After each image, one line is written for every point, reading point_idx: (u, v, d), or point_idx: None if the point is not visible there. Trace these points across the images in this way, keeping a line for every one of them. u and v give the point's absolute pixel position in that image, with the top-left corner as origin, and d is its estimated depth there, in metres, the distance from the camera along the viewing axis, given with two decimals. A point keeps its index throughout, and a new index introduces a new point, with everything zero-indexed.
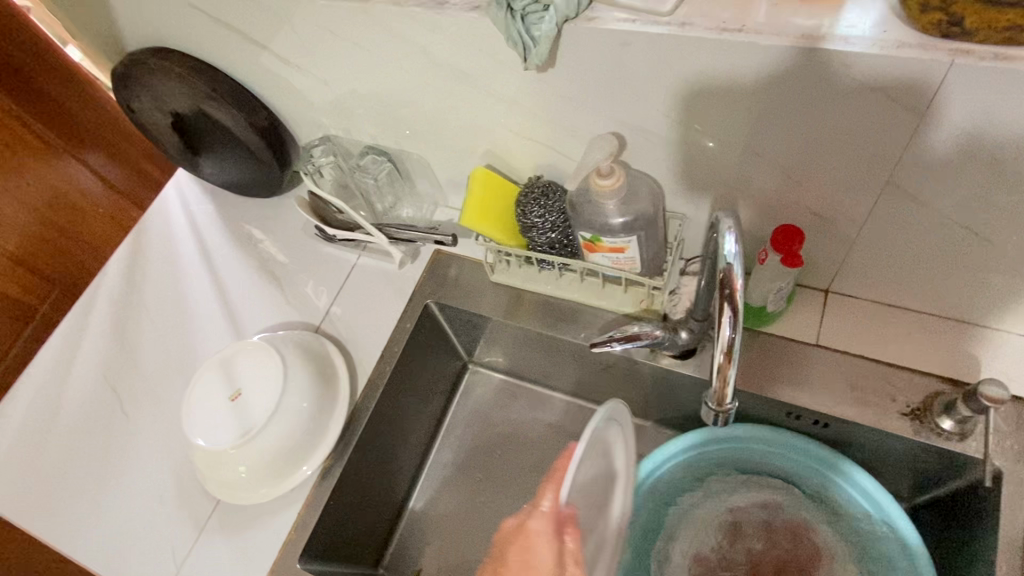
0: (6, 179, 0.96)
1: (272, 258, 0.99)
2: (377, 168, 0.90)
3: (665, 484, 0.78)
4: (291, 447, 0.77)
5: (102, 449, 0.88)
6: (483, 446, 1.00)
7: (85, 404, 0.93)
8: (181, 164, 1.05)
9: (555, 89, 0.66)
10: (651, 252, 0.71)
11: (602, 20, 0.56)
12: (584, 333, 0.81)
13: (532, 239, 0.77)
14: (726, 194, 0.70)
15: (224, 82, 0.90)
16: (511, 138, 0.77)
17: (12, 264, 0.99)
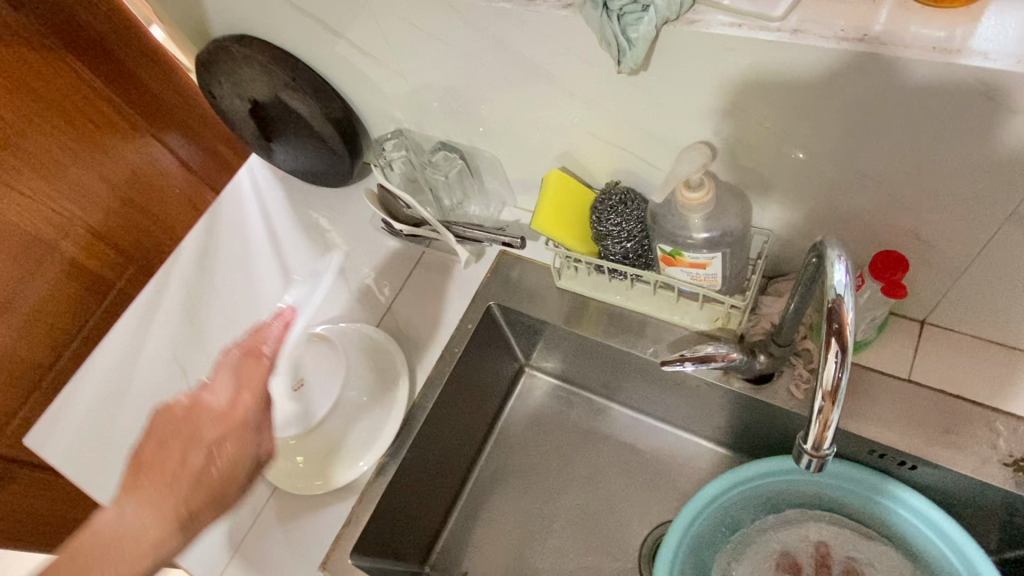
0: (92, 159, 1.00)
1: (338, 249, 0.99)
2: (449, 165, 0.90)
3: (726, 513, 0.75)
4: (348, 442, 0.79)
5: None
6: (537, 452, 0.99)
7: (156, 381, 0.96)
8: (256, 150, 1.06)
9: (645, 92, 0.62)
10: (733, 270, 0.67)
11: (706, 24, 0.52)
12: (652, 348, 0.78)
13: (605, 247, 0.74)
14: (820, 213, 0.65)
15: (303, 72, 0.90)
16: (590, 142, 0.74)
17: (94, 240, 1.03)
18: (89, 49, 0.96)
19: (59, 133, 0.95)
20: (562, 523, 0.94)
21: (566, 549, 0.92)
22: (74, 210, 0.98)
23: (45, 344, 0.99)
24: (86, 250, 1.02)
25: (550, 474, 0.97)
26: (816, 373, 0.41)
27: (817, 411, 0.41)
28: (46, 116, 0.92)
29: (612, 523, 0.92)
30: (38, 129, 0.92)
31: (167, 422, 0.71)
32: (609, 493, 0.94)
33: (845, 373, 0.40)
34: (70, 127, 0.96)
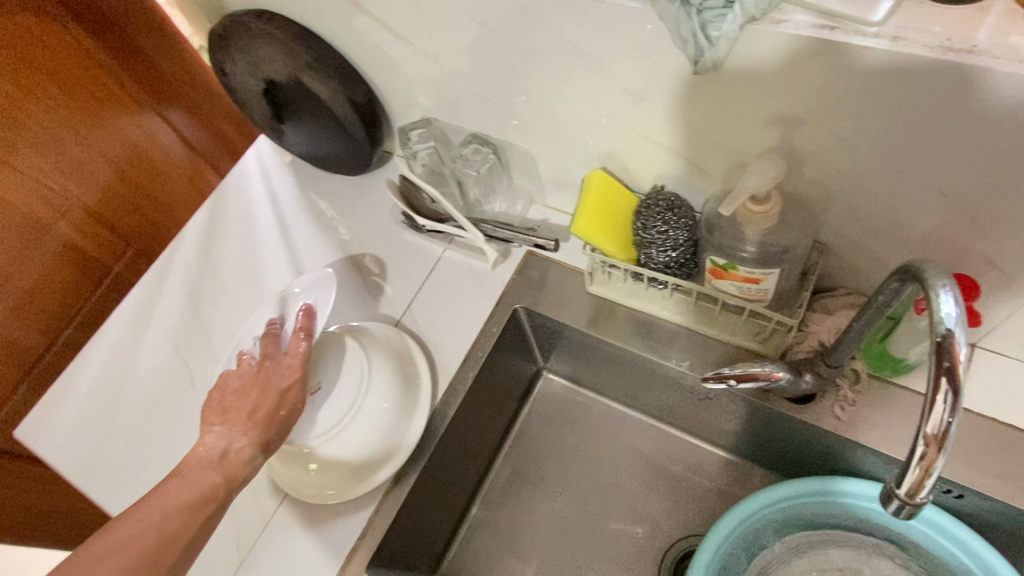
0: (92, 134, 0.93)
1: (353, 242, 0.94)
2: (478, 159, 0.85)
3: (757, 531, 0.71)
4: (369, 450, 0.73)
5: (171, 421, 0.87)
6: (552, 460, 0.96)
7: (156, 374, 0.91)
8: (267, 133, 1.01)
9: (710, 94, 0.58)
10: (784, 286, 0.65)
11: (793, 24, 0.49)
12: (688, 361, 0.75)
13: (646, 254, 0.71)
14: (882, 231, 0.62)
15: (326, 52, 0.85)
16: (637, 144, 0.70)
17: (91, 222, 0.97)
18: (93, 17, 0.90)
19: (58, 105, 0.88)
20: (575, 534, 0.90)
21: (581, 562, 0.88)
22: (70, 189, 0.92)
23: (38, 330, 0.93)
24: (83, 232, 0.96)
25: (565, 484, 0.94)
26: (924, 416, 0.39)
27: (919, 455, 0.40)
28: (44, 87, 0.86)
29: (630, 537, 0.89)
30: (35, 101, 0.85)
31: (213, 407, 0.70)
32: (627, 506, 0.91)
33: (954, 419, 0.39)
34: (69, 99, 0.89)
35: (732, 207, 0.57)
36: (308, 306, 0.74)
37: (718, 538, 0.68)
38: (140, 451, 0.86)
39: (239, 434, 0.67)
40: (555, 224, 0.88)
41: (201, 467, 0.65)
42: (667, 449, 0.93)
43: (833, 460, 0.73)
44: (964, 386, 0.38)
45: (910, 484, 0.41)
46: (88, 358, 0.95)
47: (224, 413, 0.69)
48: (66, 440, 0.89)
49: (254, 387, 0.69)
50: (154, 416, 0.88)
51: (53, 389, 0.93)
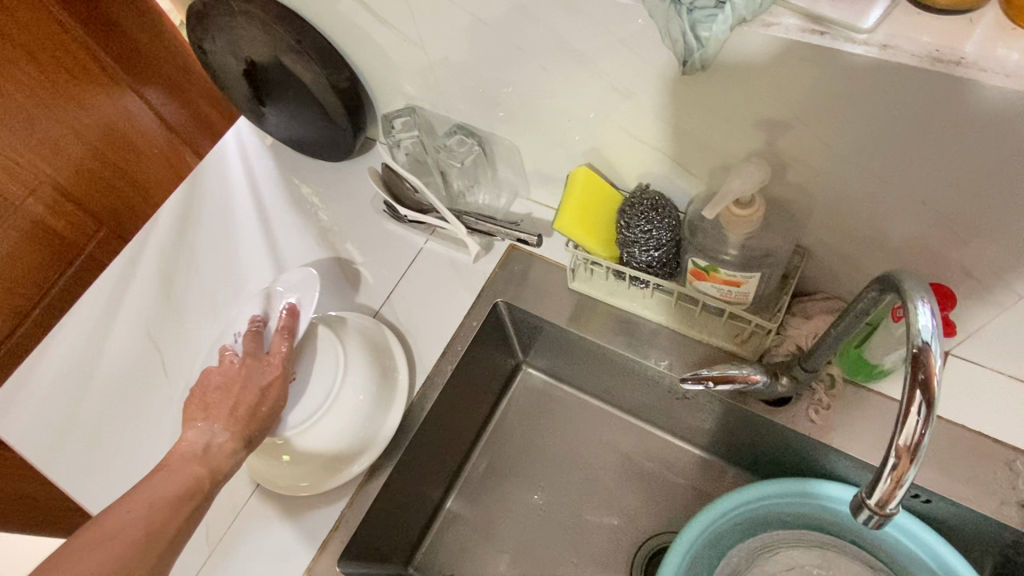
0: (64, 110, 0.90)
1: (333, 229, 0.92)
2: (463, 150, 0.84)
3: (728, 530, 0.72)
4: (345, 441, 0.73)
5: (141, 406, 0.86)
6: (528, 454, 0.96)
7: (127, 358, 0.89)
8: (248, 115, 0.98)
9: (698, 94, 0.57)
10: (764, 290, 0.65)
11: (783, 28, 0.48)
12: (666, 360, 0.75)
13: (628, 253, 0.70)
14: (862, 238, 0.62)
15: (309, 35, 0.82)
16: (623, 141, 0.69)
17: (62, 200, 0.94)
18: None
19: (29, 78, 0.85)
20: (549, 528, 0.90)
21: (554, 556, 0.88)
22: (41, 165, 0.89)
23: (4, 310, 0.91)
24: (53, 210, 0.93)
25: (541, 478, 0.94)
26: (897, 425, 0.40)
27: (890, 465, 0.41)
28: (14, 58, 0.83)
29: (603, 532, 0.89)
30: (5, 73, 0.82)
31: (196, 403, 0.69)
32: (601, 501, 0.91)
33: (927, 429, 0.39)
34: (41, 72, 0.86)
35: (715, 210, 0.57)
36: (291, 305, 0.73)
37: (689, 536, 0.68)
38: (109, 438, 0.84)
39: (221, 429, 0.66)
40: (539, 218, 0.88)
41: (184, 462, 0.65)
42: (643, 446, 0.94)
43: (806, 462, 0.74)
44: (937, 397, 0.39)
45: (881, 493, 0.41)
46: (57, 341, 0.93)
47: (206, 408, 0.68)
48: (32, 424, 0.87)
49: (236, 383, 0.68)
50: (124, 402, 0.86)
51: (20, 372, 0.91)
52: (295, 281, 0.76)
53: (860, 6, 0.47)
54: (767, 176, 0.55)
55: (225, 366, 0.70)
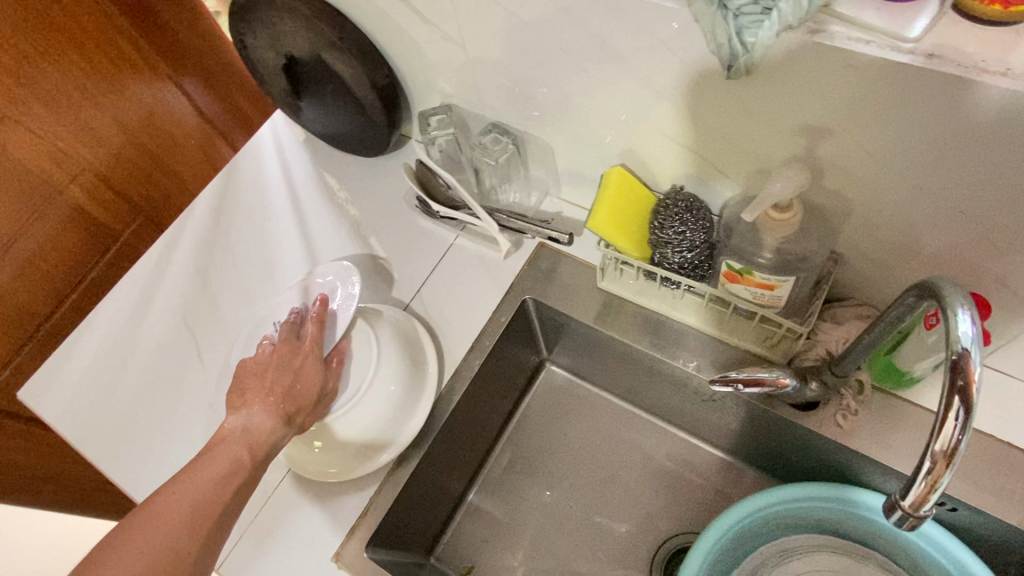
0: (107, 99, 0.93)
1: (364, 223, 0.94)
2: (497, 149, 0.85)
3: (749, 532, 0.72)
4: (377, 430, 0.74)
5: (174, 390, 0.88)
6: (549, 450, 0.97)
7: (162, 345, 0.92)
8: (284, 108, 1.00)
9: (739, 98, 0.58)
10: (796, 294, 0.65)
11: (829, 35, 0.49)
12: (693, 361, 0.76)
13: (661, 254, 0.71)
14: (896, 245, 0.62)
15: (351, 32, 0.84)
16: (659, 143, 0.70)
17: (102, 187, 0.96)
18: None
19: (75, 67, 0.87)
20: (569, 524, 0.92)
21: (573, 552, 0.90)
22: (83, 154, 0.92)
23: (43, 292, 0.93)
24: (94, 197, 0.96)
25: (562, 475, 0.95)
26: (933, 432, 0.40)
27: (926, 469, 0.41)
28: (63, 49, 0.85)
29: (623, 530, 0.90)
30: (53, 63, 0.85)
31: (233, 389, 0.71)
32: (622, 500, 0.92)
33: (964, 436, 0.40)
34: (86, 62, 0.88)
35: (754, 213, 0.58)
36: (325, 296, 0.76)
37: (713, 537, 0.69)
38: (143, 420, 0.86)
39: (256, 413, 0.68)
40: (569, 218, 0.89)
41: (221, 445, 0.67)
42: (663, 446, 0.94)
43: (830, 468, 0.74)
44: (976, 405, 0.39)
45: (915, 497, 0.42)
46: (95, 325, 0.95)
47: (244, 394, 0.70)
48: (69, 405, 0.89)
49: (271, 368, 0.70)
50: (158, 386, 0.89)
51: (59, 353, 0.94)
52: (333, 276, 0.79)
53: (906, 13, 0.47)
54: (806, 182, 0.55)
55: (264, 351, 0.73)
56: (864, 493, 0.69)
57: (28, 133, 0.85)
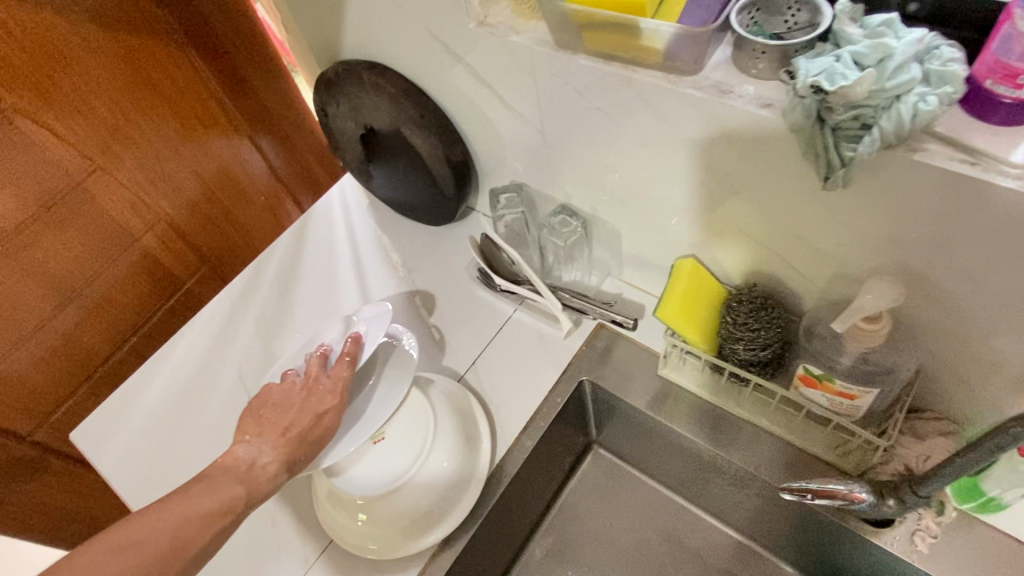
0: (187, 150, 1.02)
1: (423, 291, 0.95)
2: (565, 230, 0.84)
3: None
4: (417, 508, 0.72)
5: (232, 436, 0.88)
6: (592, 540, 0.91)
7: (173, 402, 0.93)
8: (354, 173, 1.03)
9: (822, 207, 0.57)
10: (877, 406, 0.62)
11: (929, 154, 0.48)
12: (757, 463, 0.73)
13: (733, 350, 0.69)
14: (991, 367, 0.58)
15: (432, 111, 0.86)
16: (734, 238, 0.69)
17: (171, 234, 1.05)
18: (209, 48, 0.99)
19: (165, 122, 0.97)
20: None
21: None
22: (159, 206, 1.01)
23: (107, 335, 1.01)
24: (162, 243, 1.04)
25: (606, 569, 0.88)
26: None
27: None
28: (152, 103, 0.95)
29: None
30: (147, 120, 0.95)
31: (249, 418, 0.69)
32: None
33: None
34: (174, 117, 0.98)
35: (844, 324, 0.55)
36: (356, 333, 0.74)
37: None
38: (178, 460, 0.87)
39: (268, 449, 0.65)
40: (630, 301, 0.88)
41: (227, 477, 0.63)
42: (719, 545, 0.88)
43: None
44: None
45: None
46: (170, 358, 0.98)
47: (259, 425, 0.68)
48: (134, 440, 0.90)
49: (292, 405, 0.69)
50: (203, 438, 0.89)
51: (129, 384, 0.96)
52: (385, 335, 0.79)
53: (1011, 141, 0.47)
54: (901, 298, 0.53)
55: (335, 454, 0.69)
56: None
57: (48, 166, 0.86)
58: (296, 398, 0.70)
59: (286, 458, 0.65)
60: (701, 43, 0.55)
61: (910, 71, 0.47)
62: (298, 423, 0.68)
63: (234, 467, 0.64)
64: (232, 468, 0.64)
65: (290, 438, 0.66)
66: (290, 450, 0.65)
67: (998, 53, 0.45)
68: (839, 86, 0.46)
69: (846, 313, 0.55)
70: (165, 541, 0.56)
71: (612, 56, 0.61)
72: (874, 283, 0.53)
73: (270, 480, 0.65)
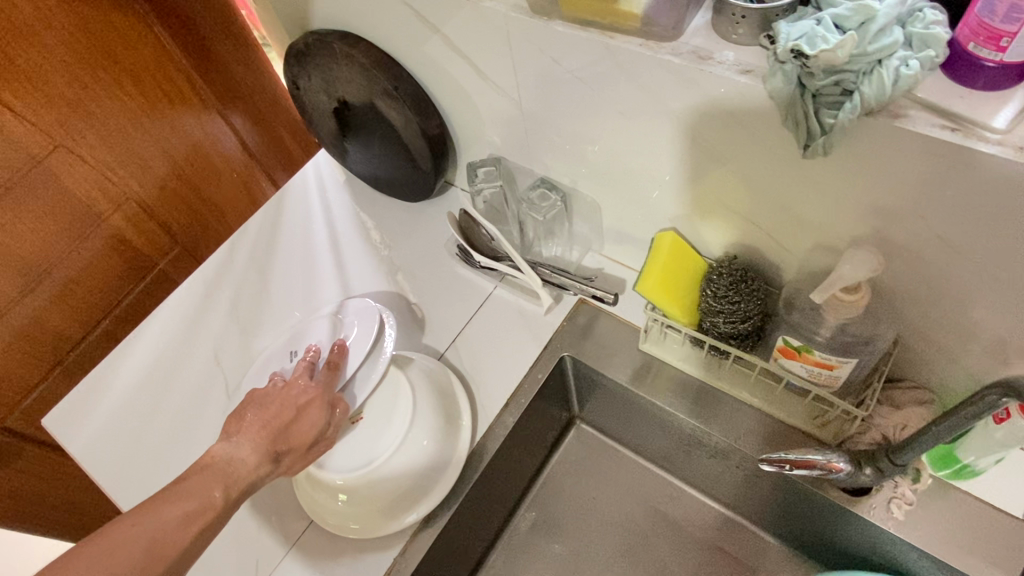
0: (155, 126, 0.98)
1: (402, 268, 0.94)
2: (545, 205, 0.83)
3: None
4: (397, 487, 0.71)
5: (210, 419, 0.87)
6: (576, 514, 0.91)
7: (146, 386, 0.91)
8: (330, 148, 1.00)
9: (803, 177, 0.56)
10: (855, 376, 0.62)
11: (910, 120, 0.47)
12: (737, 436, 0.73)
13: (714, 323, 0.69)
14: (967, 335, 0.58)
15: (406, 83, 0.83)
16: (715, 210, 0.68)
17: (141, 214, 1.02)
18: (174, 18, 0.95)
19: (130, 97, 0.93)
20: None
21: None
22: (127, 185, 0.98)
23: (78, 319, 0.99)
24: (131, 224, 1.01)
25: (590, 541, 0.89)
26: None
27: None
28: (115, 76, 0.91)
29: None
30: (110, 94, 0.91)
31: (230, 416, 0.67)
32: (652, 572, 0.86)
33: None
34: (139, 91, 0.94)
35: (822, 295, 0.55)
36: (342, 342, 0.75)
37: None
38: (154, 444, 0.86)
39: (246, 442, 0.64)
40: (611, 275, 0.87)
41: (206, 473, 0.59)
42: (701, 516, 0.88)
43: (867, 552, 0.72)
44: None
45: None
46: (144, 341, 0.95)
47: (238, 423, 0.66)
48: (109, 425, 0.88)
49: (274, 398, 0.69)
50: (179, 422, 0.87)
51: (101, 368, 0.93)
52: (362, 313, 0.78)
53: (991, 105, 0.46)
54: (881, 266, 0.53)
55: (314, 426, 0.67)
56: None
57: (7, 143, 0.82)
58: (276, 394, 0.69)
59: (267, 449, 0.64)
60: (680, 5, 0.54)
61: (893, 34, 0.46)
62: (280, 416, 0.67)
63: (213, 463, 0.61)
64: (211, 466, 0.61)
65: (271, 429, 0.65)
66: (271, 439, 0.65)
67: (983, 14, 0.44)
68: (820, 51, 0.44)
69: (825, 283, 0.54)
70: (143, 546, 0.53)
71: (590, 22, 0.59)
72: (853, 254, 0.53)
73: (253, 470, 0.63)
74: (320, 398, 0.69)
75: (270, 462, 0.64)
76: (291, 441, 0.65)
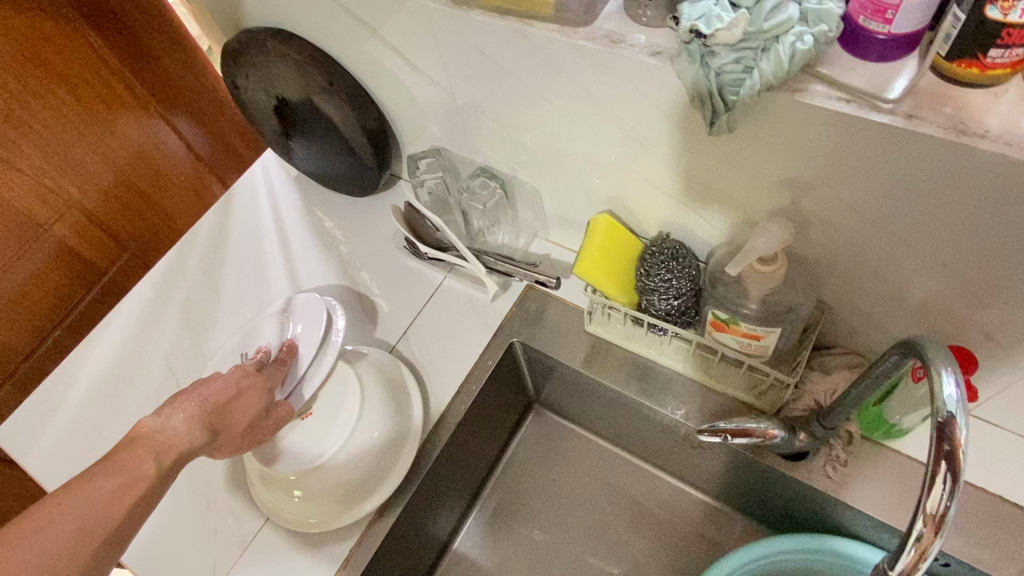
0: (94, 132, 0.97)
1: (352, 263, 0.94)
2: (485, 193, 0.85)
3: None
4: (348, 479, 0.72)
5: None
6: (537, 496, 0.92)
7: (99, 395, 0.91)
8: (274, 146, 1.00)
9: (719, 153, 0.58)
10: (783, 343, 0.65)
11: (811, 94, 0.48)
12: (682, 410, 0.75)
13: (650, 301, 0.70)
14: (885, 298, 0.61)
15: (342, 77, 0.83)
16: (645, 190, 0.70)
17: (86, 222, 1.01)
18: (106, 22, 0.93)
19: (65, 104, 0.92)
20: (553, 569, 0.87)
21: None
22: (69, 192, 0.97)
23: (26, 331, 0.98)
24: (76, 232, 1.00)
25: (551, 522, 0.91)
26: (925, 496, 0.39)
27: (916, 536, 0.40)
28: (46, 82, 0.89)
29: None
30: (43, 102, 0.90)
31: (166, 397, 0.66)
32: (613, 547, 0.88)
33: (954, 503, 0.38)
34: (74, 97, 0.93)
35: (738, 266, 0.57)
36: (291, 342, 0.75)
37: None
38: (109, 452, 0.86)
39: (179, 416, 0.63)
40: (557, 260, 0.88)
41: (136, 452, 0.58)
42: (658, 491, 0.90)
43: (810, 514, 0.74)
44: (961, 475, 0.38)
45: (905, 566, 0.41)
46: (95, 350, 0.95)
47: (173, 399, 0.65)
48: (64, 436, 0.88)
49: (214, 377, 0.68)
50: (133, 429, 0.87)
51: (52, 380, 0.93)
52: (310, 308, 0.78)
53: (885, 75, 0.48)
54: (792, 237, 0.54)
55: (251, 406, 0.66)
56: (837, 543, 0.68)
57: None
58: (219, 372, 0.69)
59: (201, 421, 0.64)
60: None
61: (787, 11, 0.47)
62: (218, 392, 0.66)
63: (144, 436, 0.60)
64: (144, 440, 0.60)
65: (208, 406, 0.65)
66: (207, 414, 0.64)
67: None
68: (715, 29, 0.46)
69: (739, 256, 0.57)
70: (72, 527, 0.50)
71: (506, 10, 0.61)
72: (767, 226, 0.54)
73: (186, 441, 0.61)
74: (262, 384, 0.69)
75: (203, 432, 0.63)
76: (227, 419, 0.65)
